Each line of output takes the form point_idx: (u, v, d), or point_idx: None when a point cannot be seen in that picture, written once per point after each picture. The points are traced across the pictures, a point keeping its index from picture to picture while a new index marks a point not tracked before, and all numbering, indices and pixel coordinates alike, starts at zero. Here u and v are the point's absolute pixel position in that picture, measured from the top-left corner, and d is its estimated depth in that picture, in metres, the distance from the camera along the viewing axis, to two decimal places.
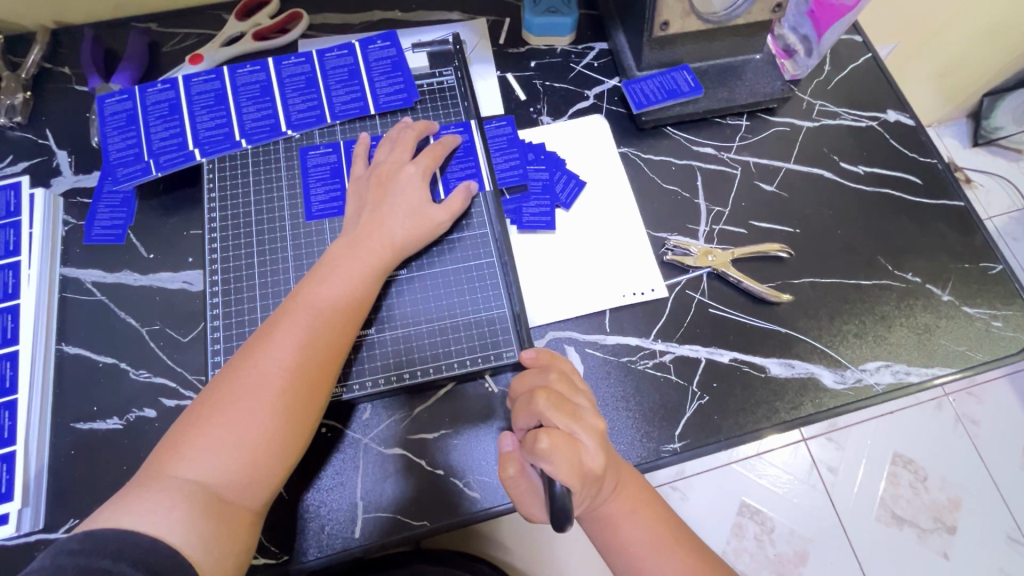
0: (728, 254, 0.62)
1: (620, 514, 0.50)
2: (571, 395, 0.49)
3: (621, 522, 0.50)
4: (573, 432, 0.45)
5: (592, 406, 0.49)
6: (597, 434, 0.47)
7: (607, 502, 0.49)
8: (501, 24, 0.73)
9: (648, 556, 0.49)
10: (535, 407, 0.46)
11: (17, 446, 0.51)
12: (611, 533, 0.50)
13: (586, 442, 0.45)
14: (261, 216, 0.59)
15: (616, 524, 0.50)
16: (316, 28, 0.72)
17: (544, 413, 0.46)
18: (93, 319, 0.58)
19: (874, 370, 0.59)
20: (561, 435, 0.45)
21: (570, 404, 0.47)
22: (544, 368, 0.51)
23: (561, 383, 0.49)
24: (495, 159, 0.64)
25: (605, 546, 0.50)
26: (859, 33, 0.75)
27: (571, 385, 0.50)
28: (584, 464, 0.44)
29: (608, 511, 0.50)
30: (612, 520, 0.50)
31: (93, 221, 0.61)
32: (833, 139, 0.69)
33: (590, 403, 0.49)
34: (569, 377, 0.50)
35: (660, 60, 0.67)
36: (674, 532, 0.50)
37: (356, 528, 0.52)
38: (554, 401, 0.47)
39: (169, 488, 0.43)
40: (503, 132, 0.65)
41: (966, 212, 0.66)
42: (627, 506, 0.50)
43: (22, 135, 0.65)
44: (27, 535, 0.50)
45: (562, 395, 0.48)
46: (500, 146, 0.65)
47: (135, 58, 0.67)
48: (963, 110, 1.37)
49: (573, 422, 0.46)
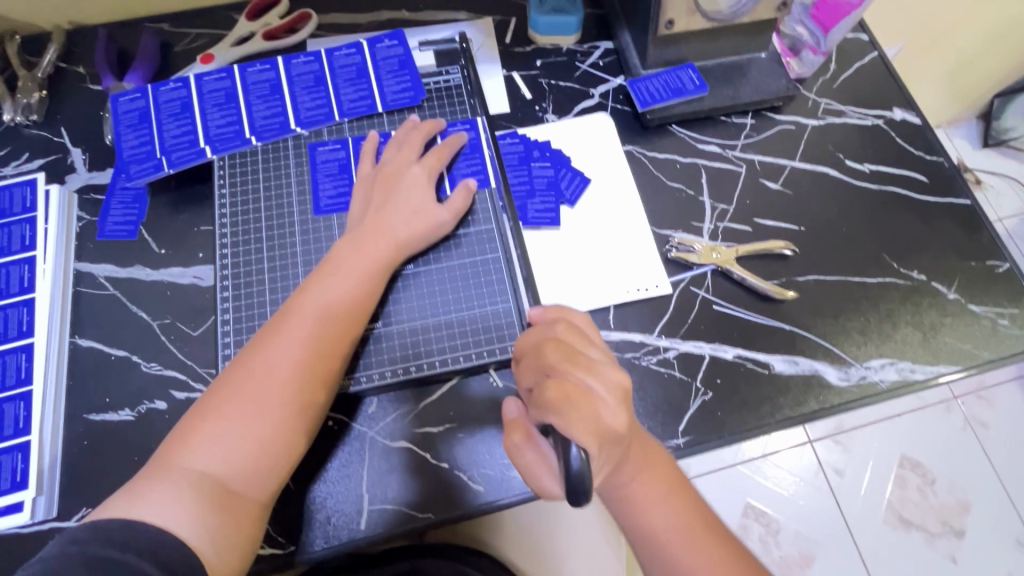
0: (732, 252, 0.62)
1: (645, 499, 0.49)
2: (582, 347, 0.48)
3: (647, 507, 0.49)
4: (588, 385, 0.45)
5: (608, 360, 0.48)
6: (618, 390, 0.46)
7: (632, 486, 0.49)
8: (507, 23, 0.73)
9: (674, 543, 0.49)
10: (544, 361, 0.46)
11: (31, 436, 0.52)
12: (637, 518, 0.49)
13: (603, 397, 0.44)
14: (271, 212, 0.60)
15: (641, 508, 0.49)
16: (325, 27, 0.73)
17: (554, 365, 0.46)
18: (105, 313, 0.59)
19: (878, 367, 0.59)
20: (573, 387, 0.44)
21: (582, 356, 0.47)
22: (552, 322, 0.50)
23: (571, 334, 0.49)
24: (507, 174, 0.64)
25: (630, 530, 0.50)
26: (865, 32, 0.75)
27: (581, 337, 0.49)
28: (603, 421, 0.43)
29: (632, 494, 0.49)
30: (637, 504, 0.49)
31: (106, 217, 0.62)
32: (838, 137, 0.69)
33: (603, 354, 0.48)
34: (580, 331, 0.50)
35: (665, 58, 0.68)
36: (701, 518, 0.50)
37: (361, 520, 0.53)
38: (565, 353, 0.46)
39: (179, 479, 0.44)
40: (515, 150, 0.66)
41: (972, 210, 0.66)
42: (652, 491, 0.50)
43: (37, 133, 0.66)
44: (40, 523, 0.51)
45: (573, 347, 0.48)
46: (511, 163, 0.65)
47: (147, 58, 0.69)
48: (972, 111, 1.36)
49: (588, 375, 0.45)
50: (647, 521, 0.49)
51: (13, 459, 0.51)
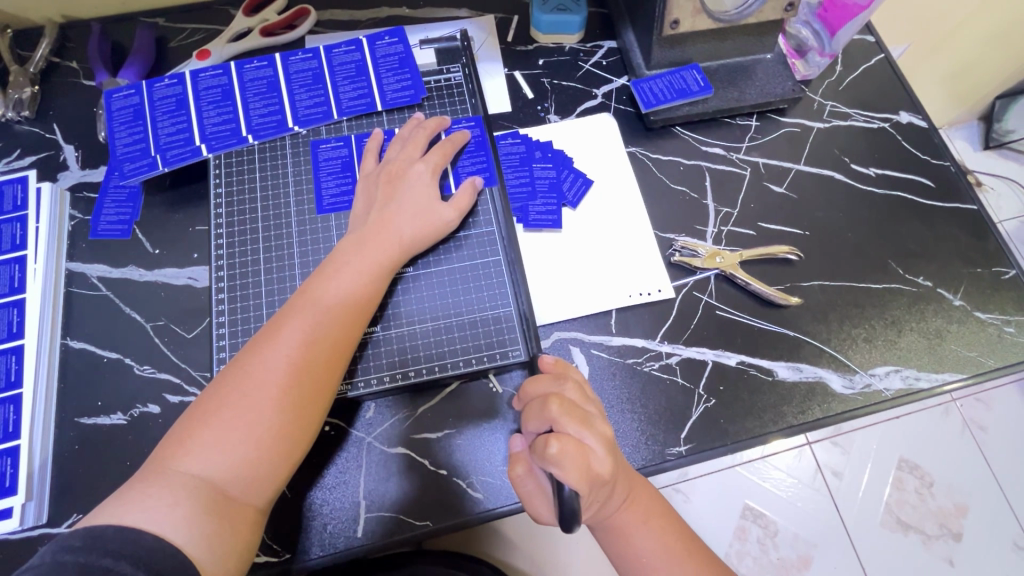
0: (736, 256, 0.61)
1: (631, 524, 0.49)
2: (582, 403, 0.48)
3: (634, 532, 0.49)
4: (584, 438, 0.45)
5: (601, 415, 0.49)
6: (607, 441, 0.46)
7: (619, 513, 0.49)
8: (509, 21, 0.72)
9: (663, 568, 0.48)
10: (546, 413, 0.46)
11: (21, 441, 0.51)
12: (626, 545, 0.49)
13: (596, 449, 0.45)
14: (268, 212, 0.59)
15: (628, 534, 0.49)
16: (323, 24, 0.72)
17: (557, 418, 0.45)
18: (98, 314, 0.58)
19: (883, 375, 0.58)
20: (572, 440, 0.44)
21: (582, 411, 0.47)
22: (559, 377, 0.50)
23: (574, 392, 0.49)
24: (507, 174, 0.63)
25: (617, 557, 0.50)
26: (871, 34, 0.74)
27: (582, 393, 0.49)
28: (594, 472, 0.44)
29: (619, 520, 0.49)
30: (624, 531, 0.49)
31: (99, 216, 0.60)
32: (844, 140, 0.68)
33: (600, 411, 0.49)
34: (582, 387, 0.50)
35: (670, 59, 0.67)
36: (687, 542, 0.50)
37: (358, 528, 0.52)
38: (566, 407, 0.46)
39: (173, 483, 0.43)
40: (516, 150, 0.65)
41: (979, 216, 0.65)
42: (639, 516, 0.50)
43: (29, 129, 0.65)
44: (30, 529, 0.50)
45: (573, 402, 0.47)
46: (512, 163, 0.64)
47: (141, 53, 0.67)
48: (974, 113, 1.36)
49: (584, 429, 0.46)
50: (635, 547, 0.49)
51: (2, 464, 0.50)
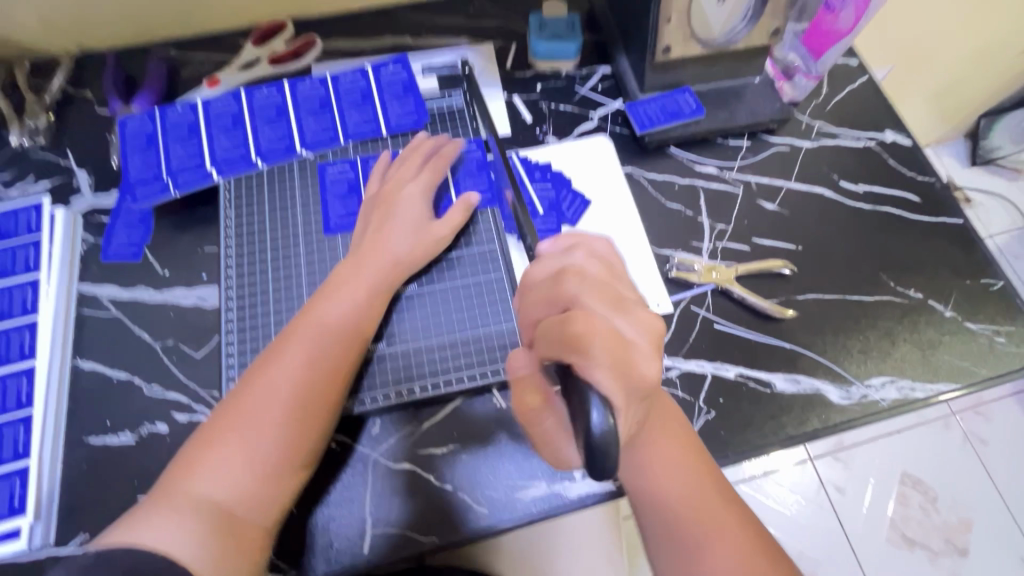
0: (731, 271, 0.63)
1: (668, 476, 0.47)
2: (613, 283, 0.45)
3: (669, 487, 0.47)
4: (617, 323, 0.41)
5: (640, 302, 0.45)
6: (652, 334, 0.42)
7: (654, 464, 0.47)
8: (507, 49, 0.75)
9: (693, 526, 0.45)
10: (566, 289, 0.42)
11: (31, 461, 0.52)
12: (655, 499, 0.47)
13: (636, 340, 0.41)
14: (276, 233, 0.61)
15: (659, 477, 0.47)
16: (329, 53, 0.74)
17: (578, 295, 0.42)
18: (108, 335, 0.59)
19: (879, 385, 0.59)
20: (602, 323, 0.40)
21: (612, 293, 0.43)
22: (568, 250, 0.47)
23: (592, 261, 0.46)
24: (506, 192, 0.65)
25: (646, 509, 0.47)
26: (855, 57, 0.77)
27: (605, 268, 0.46)
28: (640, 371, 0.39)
29: (654, 470, 0.47)
30: (658, 483, 0.47)
31: (111, 239, 0.62)
32: (832, 158, 0.71)
33: (640, 300, 0.45)
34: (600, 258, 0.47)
35: (663, 83, 0.70)
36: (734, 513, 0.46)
37: (364, 544, 0.52)
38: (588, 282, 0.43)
39: (183, 504, 0.43)
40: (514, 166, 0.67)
41: (965, 229, 0.67)
42: (681, 472, 0.47)
43: (43, 156, 0.67)
44: (37, 550, 0.50)
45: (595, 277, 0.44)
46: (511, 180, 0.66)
47: (154, 82, 0.70)
48: (960, 131, 1.40)
49: (616, 312, 0.42)
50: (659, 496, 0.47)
51: (11, 484, 0.51)
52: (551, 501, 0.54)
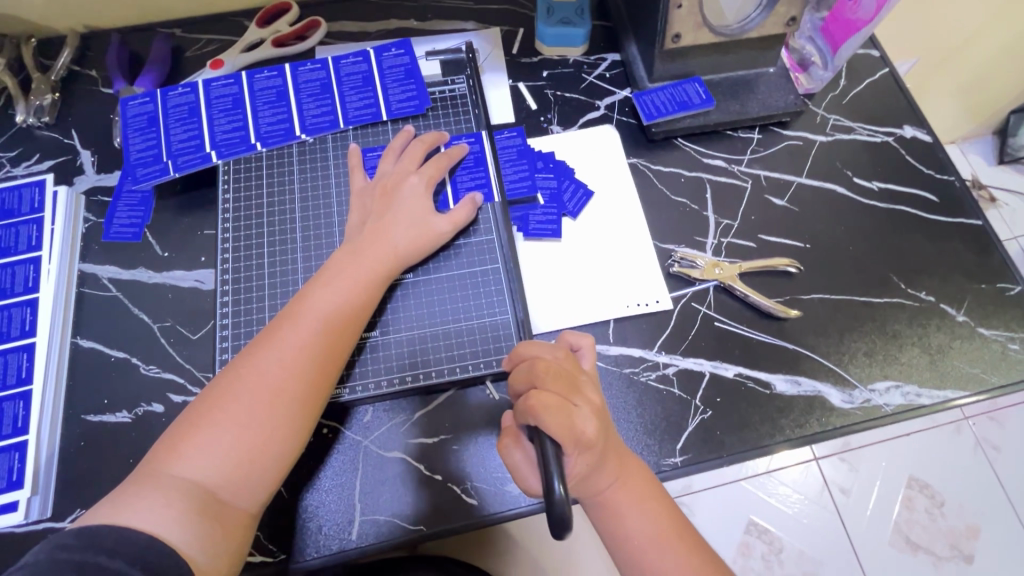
0: (735, 268, 0.61)
1: (621, 500, 0.49)
2: (569, 394, 0.47)
3: (626, 513, 0.49)
4: (570, 400, 0.47)
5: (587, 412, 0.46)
6: (596, 407, 0.48)
7: (611, 491, 0.49)
8: (514, 34, 0.74)
9: (652, 554, 0.48)
10: (534, 374, 0.48)
11: (29, 435, 0.53)
12: (614, 523, 0.49)
13: (580, 406, 0.47)
14: (273, 217, 0.60)
15: (620, 513, 0.49)
16: (333, 36, 0.73)
17: (541, 380, 0.47)
18: (107, 315, 0.59)
19: (883, 391, 0.58)
20: (552, 398, 0.46)
21: (569, 379, 0.48)
22: (532, 361, 0.49)
23: (553, 378, 0.47)
24: (504, 169, 0.64)
25: (606, 533, 0.50)
26: (876, 48, 0.74)
27: (572, 385, 0.48)
28: (574, 424, 0.45)
29: (615, 502, 0.49)
30: (615, 509, 0.49)
31: (112, 219, 0.62)
32: (847, 154, 0.68)
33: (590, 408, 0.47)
34: (559, 374, 0.48)
35: (672, 72, 0.67)
36: (679, 530, 0.49)
37: (351, 530, 0.52)
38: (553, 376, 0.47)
39: (165, 485, 0.43)
40: (513, 144, 0.65)
41: (983, 231, 0.65)
42: (632, 499, 0.49)
43: (48, 134, 0.67)
44: (34, 523, 0.51)
45: (553, 389, 0.47)
46: (510, 157, 0.65)
47: (158, 62, 0.70)
48: (987, 127, 1.35)
49: (569, 395, 0.47)
50: (620, 521, 0.49)
51: (10, 458, 0.52)
52: None
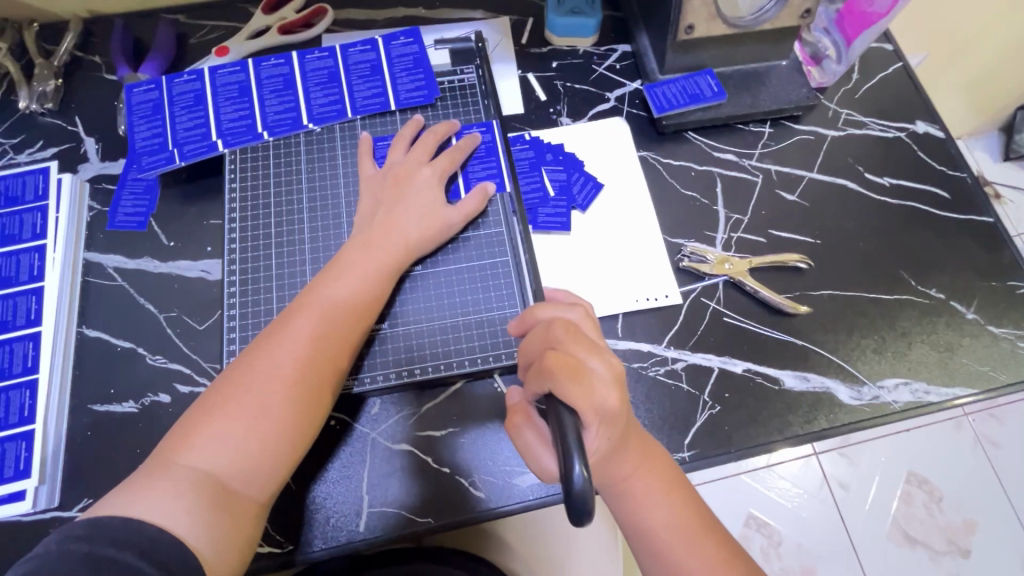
0: (745, 263, 0.61)
1: (643, 489, 0.49)
2: (587, 357, 0.46)
3: (647, 501, 0.49)
4: (590, 363, 0.46)
5: (606, 374, 0.46)
6: (616, 373, 0.47)
7: (632, 480, 0.49)
8: (524, 23, 0.73)
9: (676, 543, 0.48)
10: (553, 336, 0.47)
11: (36, 425, 0.52)
12: (635, 512, 0.49)
13: (600, 373, 0.46)
14: (280, 207, 0.60)
15: (642, 503, 0.49)
16: (340, 23, 0.72)
17: (562, 342, 0.47)
18: (113, 304, 0.59)
19: (892, 387, 0.58)
20: (573, 361, 0.45)
21: (587, 340, 0.48)
22: (550, 323, 0.49)
23: (572, 341, 0.47)
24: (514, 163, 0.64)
25: (628, 524, 0.50)
26: (889, 42, 0.73)
27: (590, 346, 0.47)
28: (595, 393, 0.44)
29: (634, 491, 0.49)
30: (637, 498, 0.49)
31: (117, 208, 0.62)
32: (859, 149, 0.68)
33: (607, 373, 0.46)
34: (578, 336, 0.48)
35: (684, 64, 0.67)
36: (702, 522, 0.49)
37: (360, 522, 0.52)
38: (572, 336, 0.47)
39: (176, 477, 0.42)
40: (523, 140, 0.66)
41: (995, 228, 0.64)
42: (653, 487, 0.49)
43: (52, 121, 0.66)
44: (41, 512, 0.51)
45: (572, 352, 0.46)
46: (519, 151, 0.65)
47: (163, 49, 0.69)
48: (995, 123, 1.34)
49: (590, 354, 0.47)
50: (642, 512, 0.49)
51: (16, 447, 0.52)
52: (548, 488, 0.53)
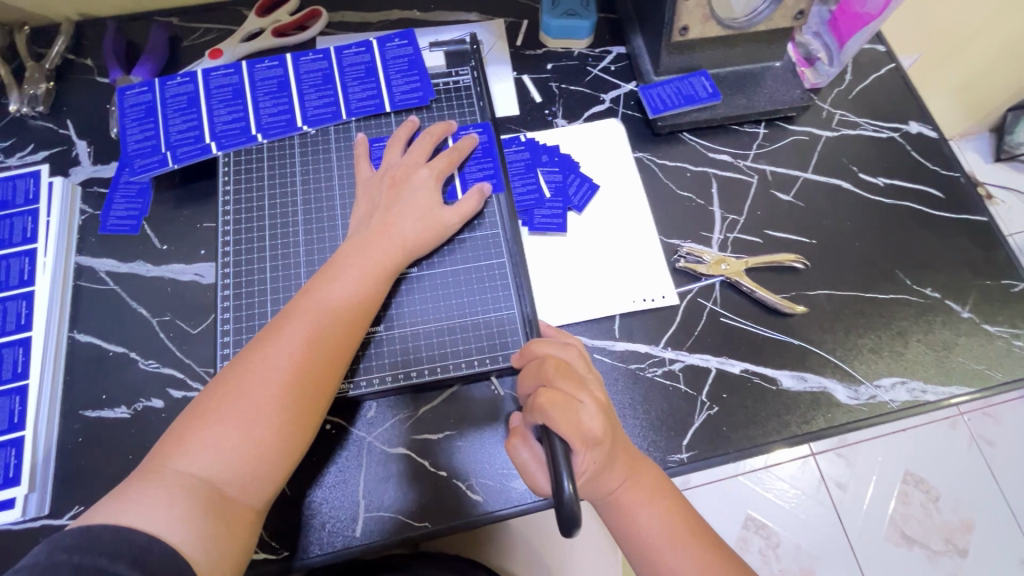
0: (741, 263, 0.61)
1: (631, 499, 0.49)
2: (575, 391, 0.48)
3: (636, 509, 0.49)
4: (578, 396, 0.48)
5: (593, 406, 0.48)
6: (602, 404, 0.49)
7: (621, 492, 0.49)
8: (518, 25, 0.73)
9: (666, 549, 0.48)
10: (543, 372, 0.49)
11: (26, 431, 0.52)
12: (625, 520, 0.49)
13: (586, 404, 0.48)
14: (275, 209, 0.59)
15: (631, 512, 0.49)
16: (334, 26, 0.72)
17: (551, 378, 0.49)
18: (104, 309, 0.58)
19: (889, 387, 0.58)
20: (560, 396, 0.47)
21: (575, 375, 0.50)
22: (541, 360, 0.51)
23: (562, 376, 0.49)
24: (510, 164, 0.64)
25: (620, 532, 0.50)
26: (881, 43, 0.74)
27: (577, 382, 0.49)
28: (582, 423, 0.46)
29: (623, 501, 0.49)
30: (626, 508, 0.49)
31: (109, 211, 0.61)
32: (853, 149, 0.68)
33: (594, 404, 0.48)
34: (568, 371, 0.50)
35: (678, 65, 0.67)
36: (692, 526, 0.50)
37: (356, 527, 0.52)
38: (561, 371, 0.49)
39: (170, 481, 0.42)
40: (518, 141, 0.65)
41: (988, 227, 0.65)
42: (641, 495, 0.49)
43: (43, 125, 0.66)
44: (31, 520, 0.50)
45: (560, 387, 0.48)
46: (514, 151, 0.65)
47: (155, 51, 0.68)
48: (986, 125, 1.35)
49: (578, 389, 0.49)
50: (632, 521, 0.49)
51: (6, 454, 0.51)
52: None
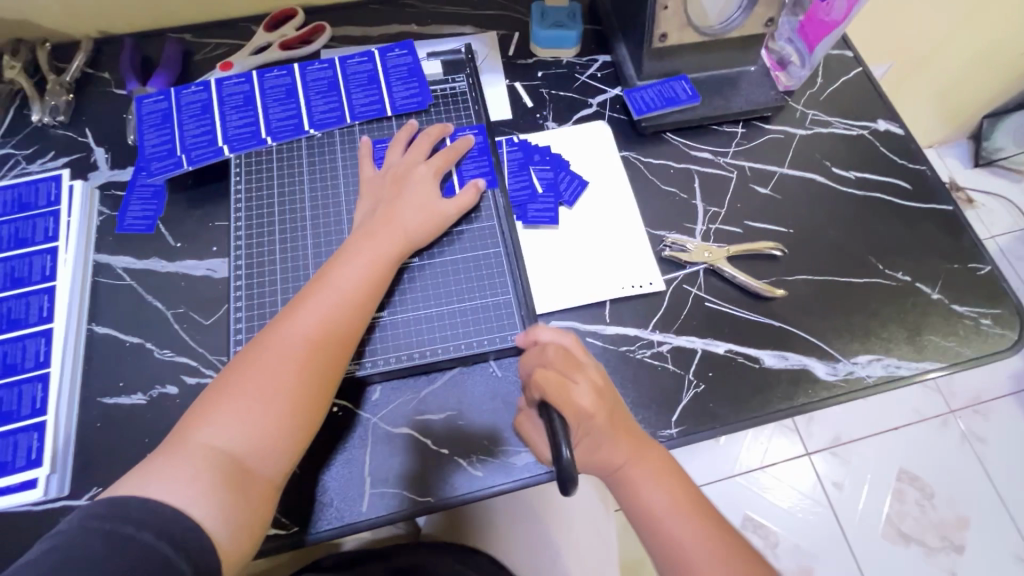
0: (723, 252, 0.65)
1: (634, 472, 0.52)
2: (571, 371, 0.52)
3: (641, 484, 0.52)
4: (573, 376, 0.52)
5: (588, 385, 0.51)
6: (597, 383, 0.52)
7: (625, 466, 0.52)
8: (511, 36, 0.78)
9: (669, 523, 0.50)
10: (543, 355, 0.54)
11: (47, 416, 0.54)
12: (630, 494, 0.52)
13: (580, 382, 0.51)
14: (284, 207, 0.63)
15: (636, 487, 0.52)
16: (337, 39, 0.77)
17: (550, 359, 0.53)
18: (121, 302, 0.61)
19: (865, 363, 0.61)
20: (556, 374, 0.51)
21: (573, 358, 0.54)
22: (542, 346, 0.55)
23: (559, 358, 0.53)
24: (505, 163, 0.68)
25: (628, 507, 0.53)
26: (849, 49, 0.79)
27: (574, 363, 0.53)
28: (573, 398, 0.50)
29: (629, 475, 0.52)
30: (631, 482, 0.52)
31: (126, 212, 0.65)
32: (826, 146, 0.73)
33: (589, 383, 0.51)
34: (566, 353, 0.54)
35: (660, 70, 0.72)
36: (694, 502, 0.51)
37: (363, 502, 0.54)
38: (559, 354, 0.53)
39: (190, 455, 0.45)
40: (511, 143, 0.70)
41: (954, 216, 0.69)
42: (645, 471, 0.52)
43: (63, 133, 0.70)
44: (52, 500, 0.52)
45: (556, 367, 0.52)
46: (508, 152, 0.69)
47: (170, 64, 0.73)
48: (963, 132, 1.42)
49: (574, 370, 0.52)
50: (636, 494, 0.52)
51: (28, 438, 0.53)
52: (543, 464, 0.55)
